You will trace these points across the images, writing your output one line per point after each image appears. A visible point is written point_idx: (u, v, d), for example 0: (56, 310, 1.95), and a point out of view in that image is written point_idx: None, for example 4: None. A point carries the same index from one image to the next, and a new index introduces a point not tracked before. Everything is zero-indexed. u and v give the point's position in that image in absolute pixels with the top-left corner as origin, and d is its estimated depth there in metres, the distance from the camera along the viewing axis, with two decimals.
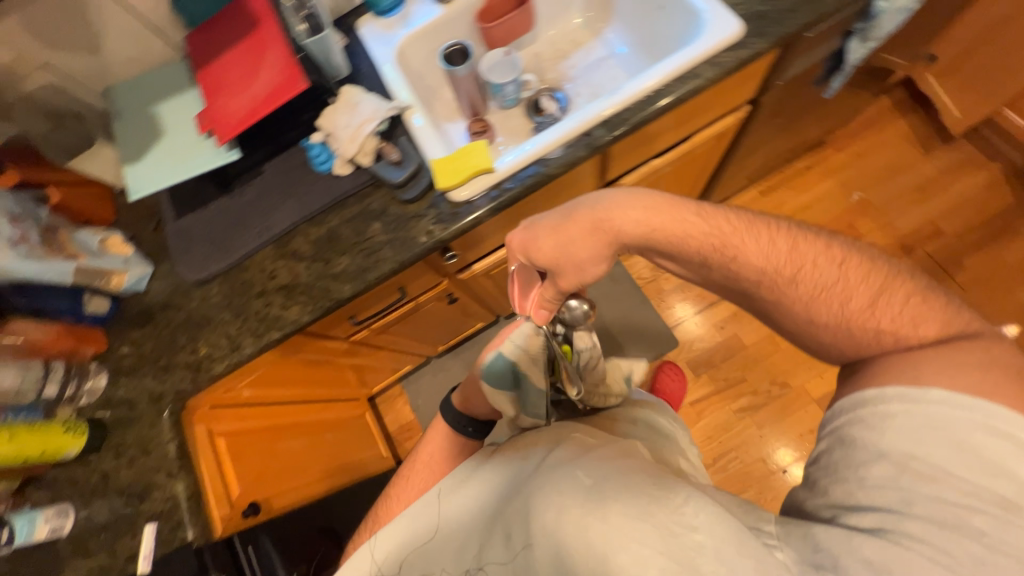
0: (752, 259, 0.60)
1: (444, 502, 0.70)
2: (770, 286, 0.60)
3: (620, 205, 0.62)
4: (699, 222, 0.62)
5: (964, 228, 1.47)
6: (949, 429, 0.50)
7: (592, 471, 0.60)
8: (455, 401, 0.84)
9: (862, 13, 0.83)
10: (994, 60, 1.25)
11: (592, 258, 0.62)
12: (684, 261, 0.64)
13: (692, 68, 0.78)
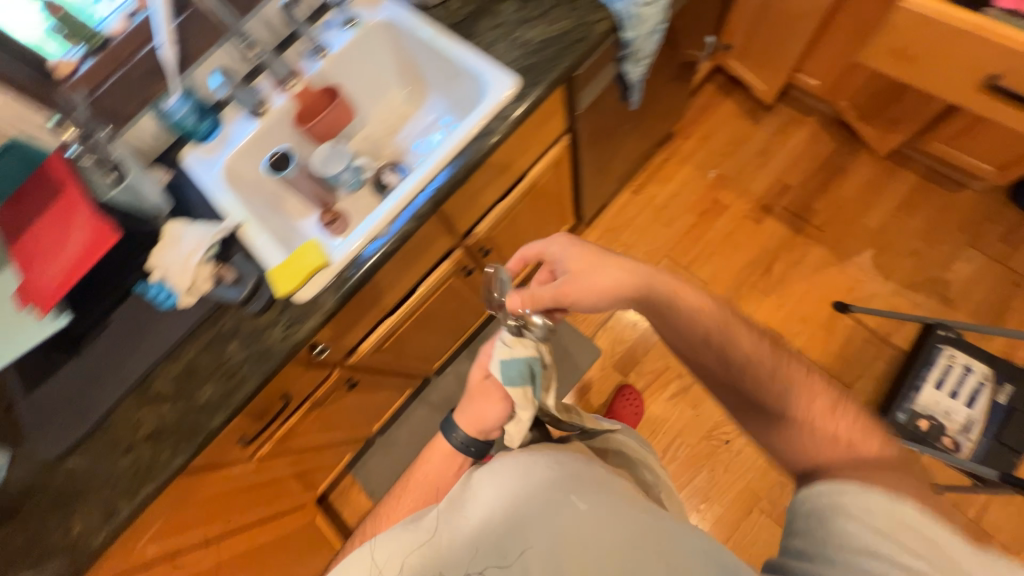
0: (742, 345, 0.64)
1: (457, 507, 0.65)
2: (746, 367, 0.63)
3: (651, 275, 0.72)
4: (706, 308, 0.68)
5: (806, 177, 1.66)
6: (918, 538, 0.47)
7: (590, 500, 0.61)
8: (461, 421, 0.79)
9: (619, 44, 0.95)
10: (771, 38, 1.46)
11: (603, 292, 0.73)
12: (677, 333, 0.70)
13: (485, 125, 0.87)
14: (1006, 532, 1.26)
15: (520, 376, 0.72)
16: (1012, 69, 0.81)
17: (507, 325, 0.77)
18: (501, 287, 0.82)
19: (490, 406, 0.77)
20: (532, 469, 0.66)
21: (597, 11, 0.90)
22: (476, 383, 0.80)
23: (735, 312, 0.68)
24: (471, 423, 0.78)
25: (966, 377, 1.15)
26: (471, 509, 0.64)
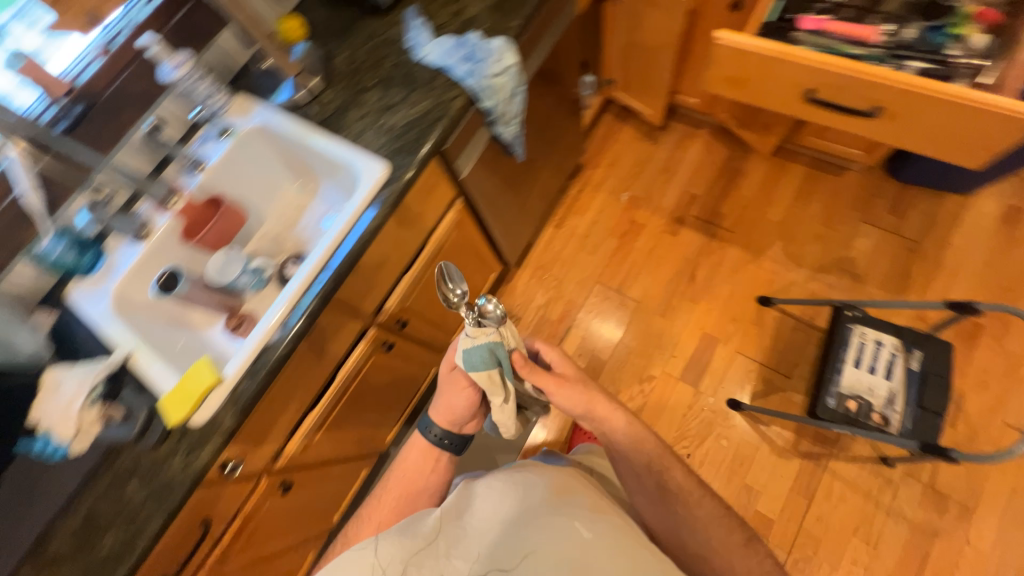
0: (672, 478, 0.84)
1: (492, 495, 0.82)
2: (672, 496, 0.83)
3: (619, 422, 0.84)
4: (654, 445, 0.85)
5: (708, 185, 1.76)
6: None
7: (593, 529, 0.74)
8: (438, 419, 0.88)
9: (483, 112, 1.01)
10: (643, 69, 1.58)
11: (581, 409, 0.82)
12: (627, 463, 0.84)
13: (361, 214, 0.90)
14: (959, 489, 1.30)
15: (485, 364, 0.75)
16: (821, 81, 0.90)
17: (467, 318, 0.74)
18: (458, 279, 0.76)
19: (458, 395, 0.85)
20: (542, 484, 0.83)
21: (451, 88, 0.96)
22: (444, 375, 0.86)
23: (672, 456, 0.87)
24: (442, 415, 0.87)
25: (879, 350, 1.21)
26: (491, 506, 0.81)
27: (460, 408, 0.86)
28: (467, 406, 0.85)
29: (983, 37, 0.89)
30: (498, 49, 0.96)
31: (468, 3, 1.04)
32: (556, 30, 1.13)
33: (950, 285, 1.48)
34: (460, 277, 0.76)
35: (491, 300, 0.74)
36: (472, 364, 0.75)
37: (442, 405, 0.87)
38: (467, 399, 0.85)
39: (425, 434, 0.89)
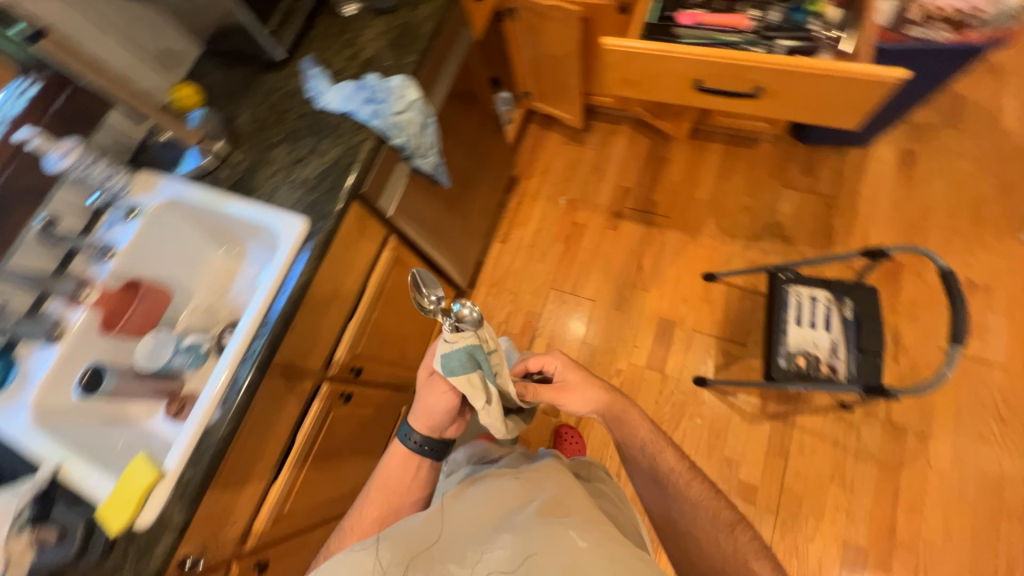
0: (669, 467, 0.85)
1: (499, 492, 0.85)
2: (664, 478, 0.84)
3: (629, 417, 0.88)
4: (646, 429, 0.87)
5: (638, 176, 1.82)
6: None
7: (587, 537, 0.72)
8: (419, 424, 0.91)
9: (397, 148, 1.01)
10: (554, 78, 1.63)
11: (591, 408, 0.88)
12: (627, 447, 0.87)
13: (286, 275, 0.87)
14: (913, 418, 1.38)
15: (465, 368, 0.74)
16: (706, 72, 0.96)
17: (444, 323, 0.73)
18: (432, 284, 0.76)
19: (438, 400, 0.87)
20: (545, 483, 0.84)
21: (359, 131, 0.95)
22: (423, 380, 0.88)
23: (666, 440, 0.88)
24: (422, 420, 0.90)
25: (816, 305, 1.29)
26: (493, 500, 0.83)
27: (439, 413, 0.88)
28: (444, 412, 0.88)
29: (835, 9, 0.99)
30: (399, 86, 0.97)
31: (363, 44, 1.04)
32: (457, 57, 1.15)
33: (868, 231, 1.60)
34: (435, 282, 0.76)
35: (466, 302, 0.72)
36: (451, 367, 0.73)
37: (421, 411, 0.90)
38: (447, 402, 0.86)
39: (405, 441, 0.93)
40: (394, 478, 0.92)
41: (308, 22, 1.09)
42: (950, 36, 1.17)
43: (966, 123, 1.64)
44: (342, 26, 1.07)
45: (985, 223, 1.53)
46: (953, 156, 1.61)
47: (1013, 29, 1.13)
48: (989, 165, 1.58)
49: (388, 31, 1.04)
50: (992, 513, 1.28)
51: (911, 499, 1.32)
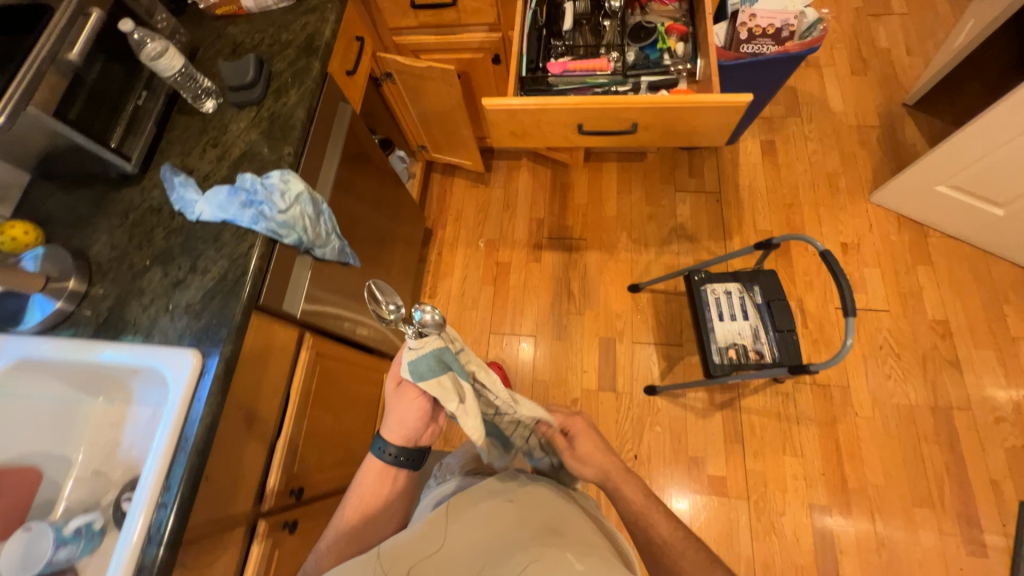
0: (665, 535, 0.83)
1: (488, 506, 0.76)
2: (660, 550, 0.82)
3: (633, 486, 0.87)
4: (639, 494, 0.87)
5: (548, 206, 1.88)
6: None
7: (586, 562, 0.66)
8: (394, 440, 0.83)
9: (293, 245, 0.93)
10: (445, 130, 1.64)
11: (596, 473, 0.86)
12: (627, 510, 0.86)
13: (185, 421, 0.75)
14: (834, 375, 1.53)
15: (435, 370, 0.72)
16: (584, 117, 1.01)
17: (409, 332, 0.72)
18: (390, 295, 0.75)
19: (410, 408, 0.81)
20: (537, 506, 0.77)
21: (243, 239, 0.86)
22: (392, 391, 0.82)
23: (658, 505, 0.86)
24: (393, 430, 0.82)
25: (731, 298, 1.39)
26: (485, 517, 0.74)
27: (413, 424, 0.82)
28: (415, 417, 0.81)
29: (682, 45, 1.10)
30: (282, 182, 0.90)
31: (231, 141, 0.96)
32: (341, 135, 1.09)
33: (755, 217, 1.78)
34: (393, 292, 0.75)
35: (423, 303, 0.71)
36: (419, 372, 0.72)
37: (390, 419, 0.82)
38: (419, 413, 0.81)
39: (379, 456, 0.84)
40: (371, 495, 0.84)
41: (162, 124, 0.98)
42: (775, 50, 1.36)
43: (805, 111, 1.90)
44: (204, 124, 0.98)
45: (841, 191, 1.77)
46: (803, 139, 1.86)
47: (820, 37, 1.34)
48: (831, 143, 1.85)
49: (259, 124, 0.96)
50: (915, 442, 1.44)
51: (852, 449, 1.46)
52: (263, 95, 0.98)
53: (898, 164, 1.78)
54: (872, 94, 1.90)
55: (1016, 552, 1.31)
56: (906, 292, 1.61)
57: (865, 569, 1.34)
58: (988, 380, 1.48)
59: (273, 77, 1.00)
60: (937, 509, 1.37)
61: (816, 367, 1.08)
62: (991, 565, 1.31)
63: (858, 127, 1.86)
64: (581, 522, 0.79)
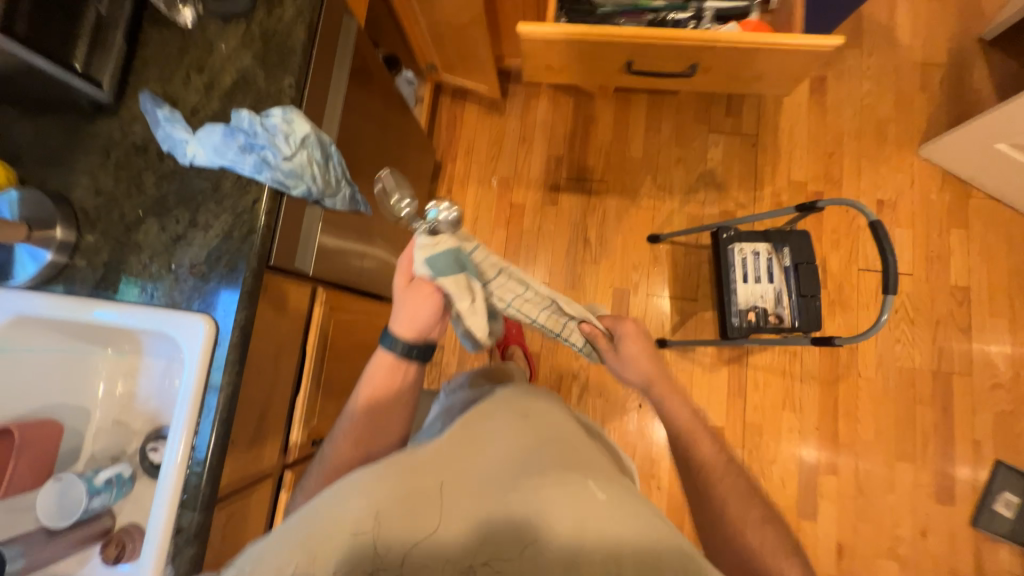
0: (709, 453, 0.85)
1: (495, 429, 0.66)
2: (704, 469, 0.83)
3: (676, 406, 0.91)
4: (685, 416, 0.90)
5: (568, 142, 1.72)
6: None
7: (609, 493, 0.58)
8: (404, 332, 0.80)
9: (302, 195, 0.82)
10: (459, 48, 1.43)
11: (641, 375, 0.93)
12: (670, 422, 0.90)
13: (205, 390, 0.72)
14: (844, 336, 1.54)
15: (451, 268, 0.74)
16: (634, 54, 0.87)
17: (420, 230, 0.75)
18: (404, 192, 0.76)
19: (423, 303, 0.78)
20: (546, 431, 0.68)
21: (246, 191, 0.77)
22: (402, 288, 0.81)
23: (706, 431, 0.88)
24: (405, 326, 0.81)
25: (758, 259, 1.33)
26: (496, 440, 0.64)
27: (425, 320, 0.80)
28: (424, 312, 0.79)
29: None
30: (286, 122, 0.77)
31: (219, 66, 0.81)
32: (347, 58, 0.92)
33: (791, 166, 1.65)
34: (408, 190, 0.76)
35: (440, 201, 0.72)
36: (434, 267, 0.74)
37: (401, 313, 0.79)
38: (432, 309, 0.78)
39: (390, 349, 0.82)
40: (383, 391, 0.83)
41: (133, 38, 0.82)
42: None
43: (866, 41, 1.67)
44: (183, 41, 0.82)
45: (888, 141, 1.63)
46: (858, 77, 1.66)
47: None
48: (889, 83, 1.65)
49: (251, 45, 0.80)
50: (910, 402, 1.50)
51: (848, 407, 1.51)
52: (252, 6, 0.81)
53: (956, 113, 1.62)
54: (946, 24, 1.66)
55: (980, 502, 1.43)
56: (933, 255, 1.56)
57: (840, 511, 1.47)
58: (993, 348, 1.50)
59: None
60: (916, 463, 1.47)
61: (841, 342, 1.06)
62: (954, 511, 1.44)
63: (922, 66, 1.65)
64: (594, 452, 0.72)
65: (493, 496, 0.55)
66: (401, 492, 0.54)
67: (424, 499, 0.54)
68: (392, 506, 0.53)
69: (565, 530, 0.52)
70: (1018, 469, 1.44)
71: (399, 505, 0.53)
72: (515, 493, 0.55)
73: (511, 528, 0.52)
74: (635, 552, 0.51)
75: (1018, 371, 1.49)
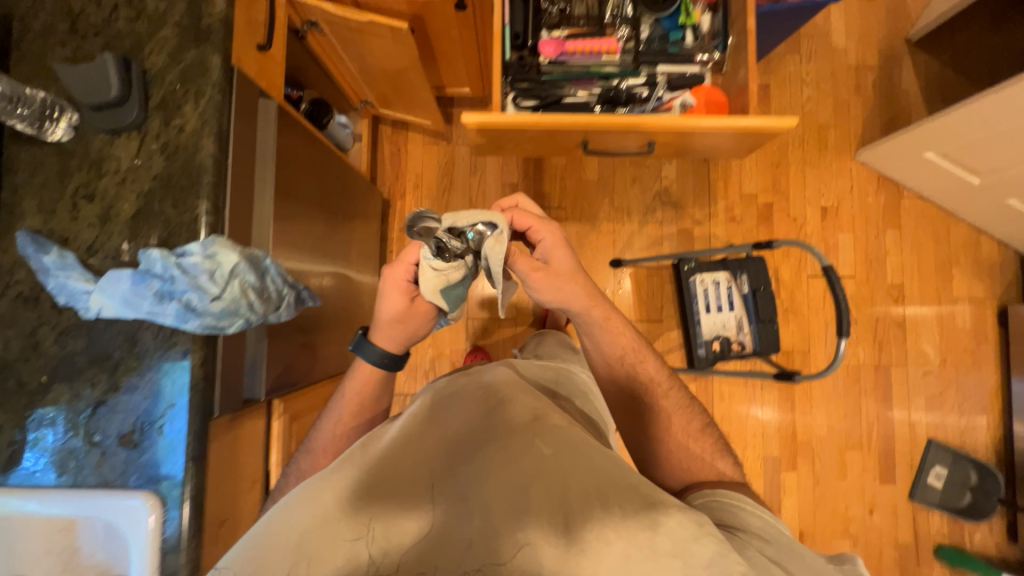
0: (651, 370, 0.89)
1: (446, 404, 0.67)
2: (646, 387, 0.87)
3: (608, 332, 0.86)
4: (627, 339, 0.87)
5: (520, 167, 1.64)
6: (778, 534, 0.64)
7: (554, 444, 0.60)
8: (391, 346, 0.82)
9: (244, 325, 0.73)
10: (394, 87, 1.30)
11: (572, 297, 0.81)
12: (601, 339, 0.86)
13: (161, 569, 0.66)
14: (797, 343, 1.63)
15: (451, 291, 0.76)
16: (590, 133, 0.83)
17: (427, 246, 0.70)
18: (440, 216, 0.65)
19: (419, 323, 0.81)
20: (500, 392, 0.69)
21: (172, 342, 0.67)
22: (401, 306, 0.78)
23: (648, 352, 0.90)
24: (397, 342, 0.82)
25: (719, 288, 1.36)
26: (447, 416, 0.65)
27: (419, 337, 0.84)
28: (419, 329, 0.82)
29: (709, 16, 0.85)
30: (209, 257, 0.68)
31: (114, 190, 0.68)
32: (270, 151, 0.80)
33: (741, 177, 1.67)
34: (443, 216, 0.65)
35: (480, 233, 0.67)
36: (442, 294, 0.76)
37: (397, 330, 0.81)
38: (430, 325, 0.83)
39: (367, 356, 0.83)
40: (368, 397, 0.85)
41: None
42: None
43: (805, 47, 1.69)
44: (62, 160, 0.68)
45: (828, 148, 1.68)
46: (799, 84, 1.69)
47: None
48: (827, 88, 1.69)
49: (150, 162, 0.68)
50: (856, 396, 1.63)
51: (804, 408, 1.62)
52: (144, 114, 0.68)
53: (888, 116, 1.68)
54: (877, 26, 1.70)
55: (916, 478, 1.59)
56: (872, 256, 1.66)
57: (802, 502, 1.60)
58: (924, 339, 1.64)
59: (150, 81, 0.69)
60: (864, 450, 1.61)
61: (801, 379, 1.11)
62: (895, 488, 1.60)
63: (857, 69, 1.69)
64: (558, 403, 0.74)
65: (451, 482, 0.57)
66: (347, 500, 0.55)
67: (376, 495, 0.55)
68: (340, 516, 0.54)
69: (512, 499, 0.55)
70: (946, 444, 1.60)
71: (356, 509, 0.54)
72: (471, 473, 0.57)
73: (467, 505, 0.55)
74: (580, 500, 0.55)
75: (945, 357, 1.64)
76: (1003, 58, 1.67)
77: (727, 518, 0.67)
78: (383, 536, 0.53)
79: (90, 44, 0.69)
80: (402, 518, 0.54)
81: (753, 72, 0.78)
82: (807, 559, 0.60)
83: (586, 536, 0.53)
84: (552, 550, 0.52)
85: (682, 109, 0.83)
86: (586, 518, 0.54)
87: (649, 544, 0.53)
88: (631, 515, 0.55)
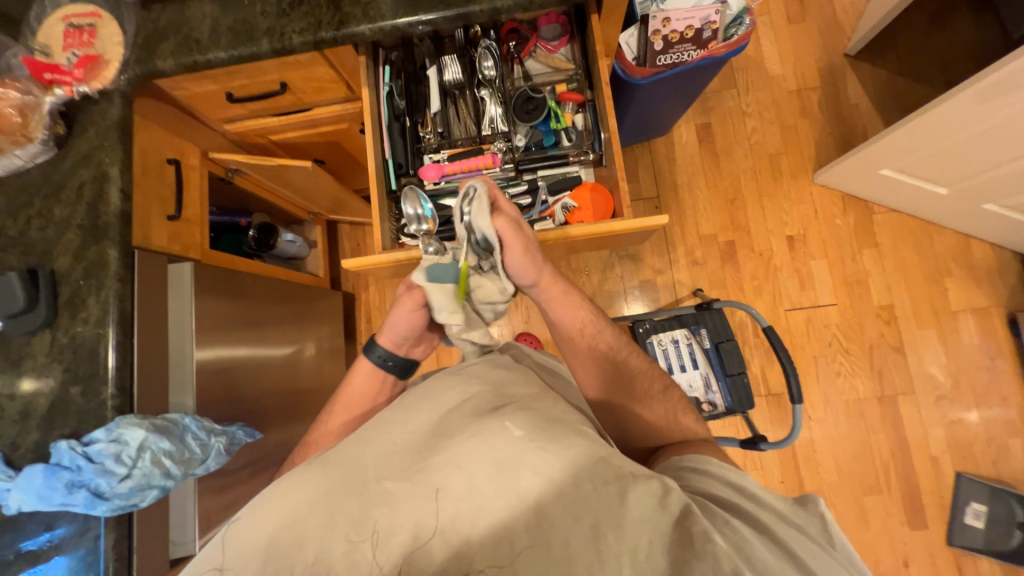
0: (608, 341, 0.80)
1: (416, 400, 0.62)
2: (611, 359, 0.79)
3: (562, 308, 0.79)
4: (584, 311, 0.80)
5: None
6: (742, 484, 0.58)
7: (527, 426, 0.54)
8: (383, 339, 0.81)
9: (161, 494, 0.75)
10: (332, 199, 1.37)
11: (529, 267, 0.73)
12: (561, 315, 0.79)
13: None
14: None
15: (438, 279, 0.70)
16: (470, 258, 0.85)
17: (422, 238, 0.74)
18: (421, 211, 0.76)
19: (405, 317, 0.77)
20: (472, 385, 0.64)
21: (89, 527, 0.71)
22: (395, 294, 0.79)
23: (606, 322, 0.82)
24: (395, 342, 0.80)
25: (681, 346, 1.32)
26: (419, 409, 0.60)
27: (401, 329, 0.78)
28: (418, 329, 0.79)
29: (580, 116, 0.91)
30: (116, 440, 0.71)
31: (31, 386, 0.74)
32: (185, 312, 0.84)
33: (697, 219, 1.63)
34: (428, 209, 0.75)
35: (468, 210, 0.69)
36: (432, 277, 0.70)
37: (395, 331, 0.79)
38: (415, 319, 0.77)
39: (366, 356, 0.82)
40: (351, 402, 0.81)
41: None
42: (698, 54, 1.11)
43: (740, 79, 1.68)
44: None
45: (783, 175, 1.63)
46: (741, 116, 1.66)
47: (747, 34, 1.10)
48: (771, 116, 1.66)
49: (62, 354, 0.75)
50: (865, 433, 1.50)
51: (807, 454, 1.50)
52: (54, 312, 0.76)
53: (842, 133, 1.63)
54: (811, 47, 1.67)
55: (951, 519, 1.43)
56: (852, 279, 1.57)
57: None
58: (929, 361, 1.51)
59: (59, 282, 0.77)
60: (884, 494, 1.47)
61: (767, 448, 1.06)
62: (929, 533, 1.44)
63: (798, 92, 1.66)
64: (537, 385, 0.67)
65: (418, 476, 0.50)
66: (320, 493, 0.49)
67: (337, 495, 0.48)
68: (303, 514, 0.47)
69: (486, 480, 0.49)
70: (978, 476, 1.44)
71: (318, 509, 0.47)
72: (438, 465, 0.50)
73: (437, 495, 0.48)
74: (552, 483, 0.48)
75: (957, 378, 1.50)
76: (951, 55, 1.60)
77: (692, 482, 0.60)
78: (354, 532, 0.46)
79: (8, 257, 0.78)
80: (364, 519, 0.47)
81: (621, 172, 0.82)
82: (769, 507, 0.54)
83: (559, 519, 0.46)
84: (531, 539, 0.45)
85: (564, 211, 0.88)
86: (561, 499, 0.47)
87: (617, 516, 0.47)
88: (600, 488, 0.48)
